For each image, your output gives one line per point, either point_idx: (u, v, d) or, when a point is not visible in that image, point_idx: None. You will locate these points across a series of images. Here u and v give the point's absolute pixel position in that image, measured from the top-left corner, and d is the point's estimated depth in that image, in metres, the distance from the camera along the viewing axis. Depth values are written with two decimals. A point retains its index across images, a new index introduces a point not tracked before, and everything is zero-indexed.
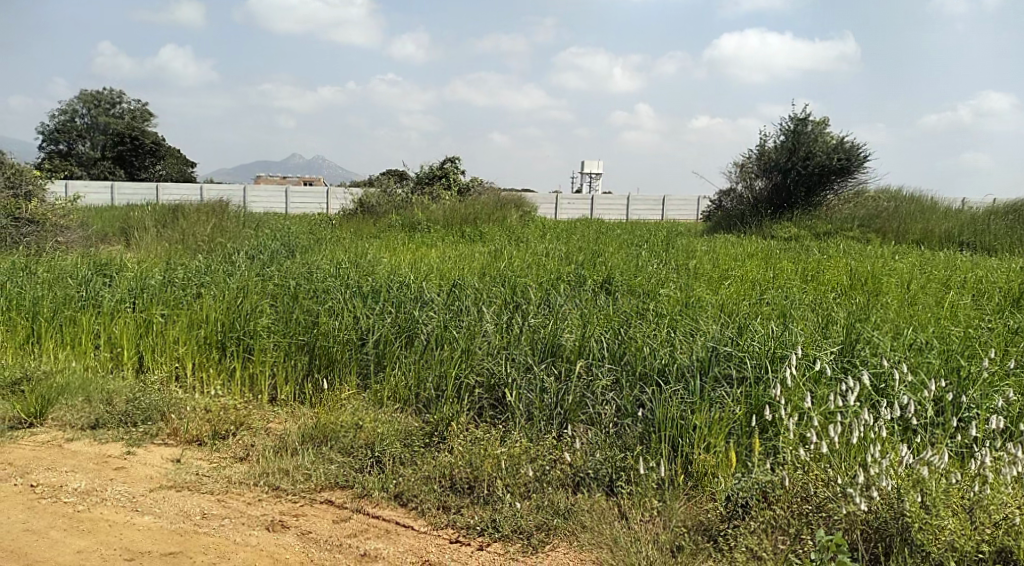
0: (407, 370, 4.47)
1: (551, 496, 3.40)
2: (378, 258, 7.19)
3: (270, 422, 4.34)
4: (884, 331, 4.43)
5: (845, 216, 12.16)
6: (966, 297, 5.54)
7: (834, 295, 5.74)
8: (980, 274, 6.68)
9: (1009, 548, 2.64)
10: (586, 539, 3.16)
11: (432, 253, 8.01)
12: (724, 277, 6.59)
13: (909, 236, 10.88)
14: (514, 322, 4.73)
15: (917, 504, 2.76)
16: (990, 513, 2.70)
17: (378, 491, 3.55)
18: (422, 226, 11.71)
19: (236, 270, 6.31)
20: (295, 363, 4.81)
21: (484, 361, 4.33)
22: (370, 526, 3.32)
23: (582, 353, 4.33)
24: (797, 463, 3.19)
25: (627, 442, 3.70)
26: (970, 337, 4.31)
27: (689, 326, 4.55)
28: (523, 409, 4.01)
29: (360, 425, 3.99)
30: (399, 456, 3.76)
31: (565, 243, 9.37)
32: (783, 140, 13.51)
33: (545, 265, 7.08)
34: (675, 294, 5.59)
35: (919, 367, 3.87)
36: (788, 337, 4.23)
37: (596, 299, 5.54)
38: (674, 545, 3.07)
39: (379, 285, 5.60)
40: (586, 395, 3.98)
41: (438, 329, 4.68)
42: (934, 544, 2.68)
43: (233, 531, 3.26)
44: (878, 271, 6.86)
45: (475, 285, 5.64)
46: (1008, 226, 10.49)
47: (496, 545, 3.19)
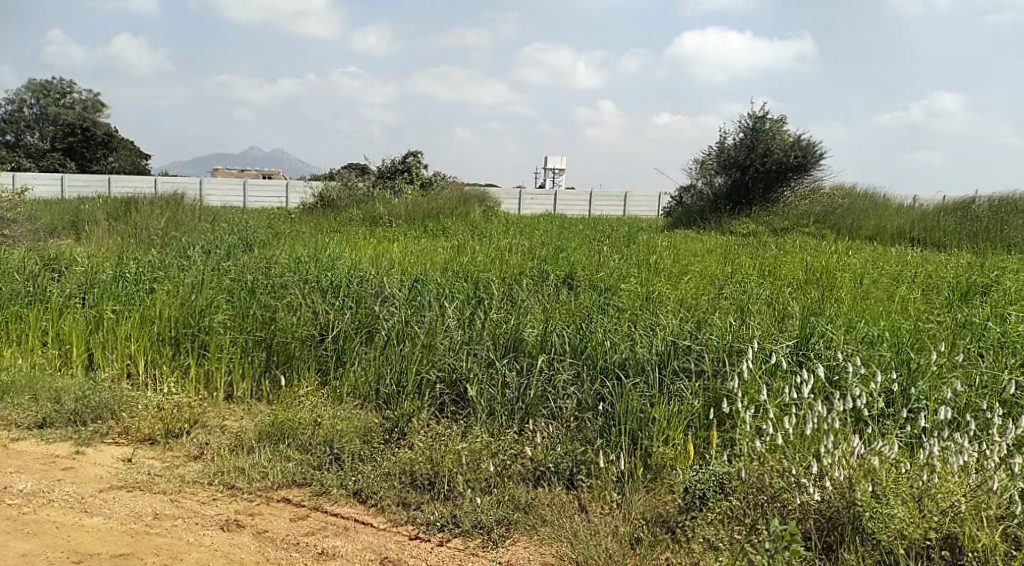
0: (367, 366, 4.42)
1: (512, 491, 3.39)
2: (339, 253, 7.10)
3: (226, 420, 4.25)
4: (838, 324, 4.53)
5: (801, 212, 12.41)
6: (916, 292, 5.69)
7: (790, 289, 5.85)
8: (929, 269, 6.86)
9: (956, 535, 2.70)
10: (546, 533, 3.16)
11: (393, 248, 7.94)
12: (683, 273, 6.65)
13: (862, 232, 11.17)
14: (476, 316, 4.71)
15: (868, 493, 2.82)
16: (936, 502, 2.76)
17: (336, 488, 3.50)
18: (384, 220, 11.60)
19: (191, 264, 6.17)
20: (252, 360, 4.72)
21: (445, 356, 4.30)
22: (328, 524, 3.28)
23: (544, 347, 4.33)
24: (754, 454, 3.25)
25: (588, 435, 3.72)
26: (920, 331, 4.44)
27: (649, 320, 4.58)
28: (485, 405, 3.99)
29: (319, 422, 3.92)
30: (358, 452, 3.72)
31: (529, 238, 9.38)
32: (742, 138, 13.71)
33: (508, 260, 7.08)
34: (635, 289, 5.64)
35: (871, 359, 3.98)
36: (746, 331, 4.29)
37: (558, 293, 5.55)
38: (633, 537, 3.10)
39: (339, 280, 5.53)
40: (547, 389, 3.98)
41: (399, 324, 4.64)
42: (884, 532, 2.74)
43: (186, 531, 3.19)
44: (832, 266, 7.02)
45: (438, 280, 5.61)
46: (958, 221, 10.80)
47: (456, 541, 3.17)
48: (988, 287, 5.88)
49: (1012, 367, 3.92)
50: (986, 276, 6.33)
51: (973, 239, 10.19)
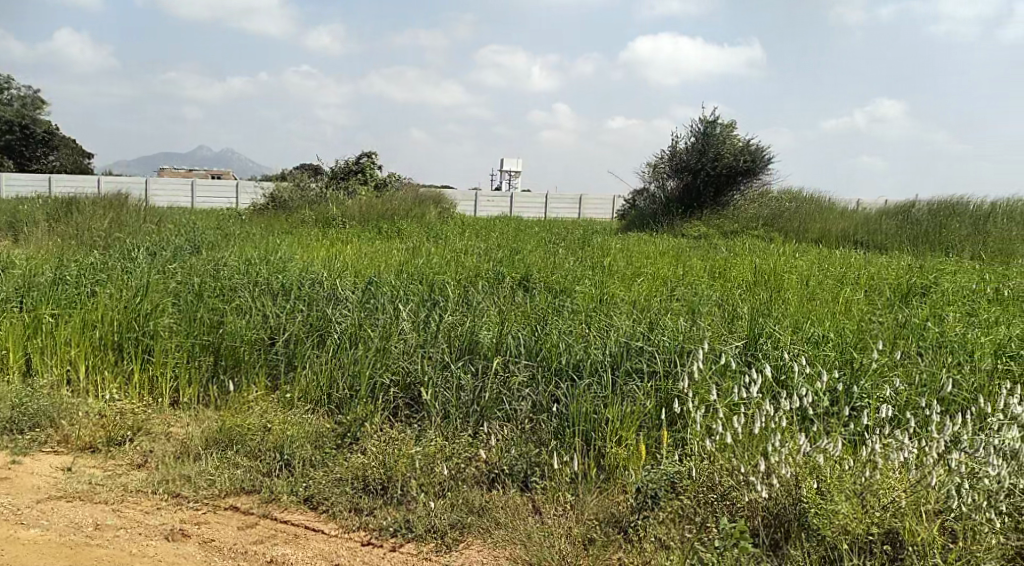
0: (318, 370, 4.34)
1: (466, 494, 3.38)
2: (290, 255, 6.97)
3: (171, 427, 4.13)
4: (785, 325, 4.64)
5: (750, 215, 12.70)
6: (860, 293, 5.86)
7: (740, 291, 5.96)
8: (872, 271, 7.08)
9: (897, 529, 2.78)
10: (500, 536, 3.16)
11: (346, 250, 7.84)
12: (637, 275, 6.73)
13: (808, 235, 11.49)
14: (431, 319, 4.68)
15: (813, 490, 2.90)
16: (878, 497, 2.83)
17: (287, 495, 3.44)
18: (337, 222, 11.45)
19: (136, 266, 5.99)
20: (199, 364, 4.60)
21: (399, 359, 4.26)
22: (277, 532, 3.22)
23: (498, 350, 4.32)
24: (704, 454, 3.31)
25: (542, 437, 3.74)
26: (862, 331, 4.57)
27: (603, 321, 4.63)
28: (439, 408, 3.97)
29: (268, 427, 3.84)
30: (309, 458, 3.65)
31: (484, 240, 9.36)
32: (694, 142, 13.95)
33: (464, 262, 7.05)
34: (589, 291, 5.68)
35: (817, 359, 4.08)
36: (697, 332, 4.36)
37: (513, 296, 5.55)
38: (586, 538, 3.11)
39: (290, 283, 5.44)
40: (502, 391, 3.98)
41: (351, 327, 4.59)
42: (829, 527, 2.79)
43: (129, 542, 3.10)
44: (780, 268, 7.19)
45: (392, 282, 5.55)
46: (899, 224, 11.17)
47: (409, 546, 3.15)
48: (927, 288, 6.10)
49: (949, 365, 4.06)
50: (925, 278, 6.56)
51: (913, 242, 10.56)
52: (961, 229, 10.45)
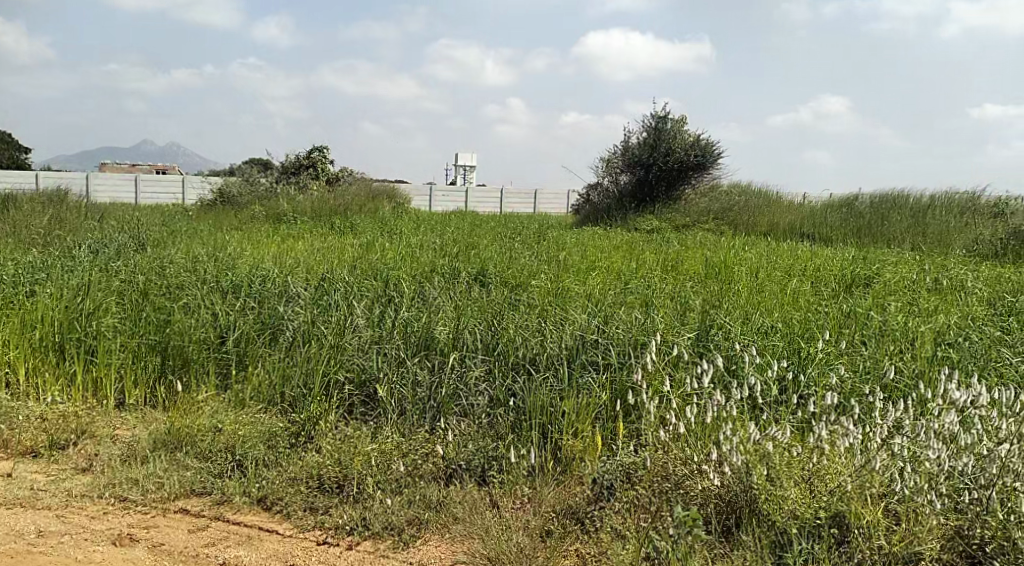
0: (271, 368, 4.26)
1: (423, 490, 3.35)
2: (240, 252, 6.85)
3: (117, 429, 4.01)
4: (736, 316, 4.75)
5: (701, 209, 12.92)
6: (806, 284, 6.03)
7: (691, 283, 6.07)
8: (818, 262, 7.29)
9: (843, 513, 2.84)
10: (458, 531, 3.15)
11: (298, 246, 7.73)
12: (591, 268, 6.80)
13: (757, 229, 11.77)
14: (386, 315, 4.66)
15: (763, 477, 2.96)
16: (825, 482, 2.92)
17: (239, 496, 3.37)
18: (289, 217, 11.25)
19: (77, 264, 5.79)
20: (146, 365, 4.47)
21: (354, 356, 4.22)
22: (229, 534, 3.16)
23: (455, 345, 4.30)
24: (658, 444, 3.38)
25: (500, 431, 3.74)
26: (809, 321, 4.70)
27: (559, 315, 4.66)
28: (395, 405, 3.95)
29: (220, 428, 3.76)
30: (262, 458, 3.58)
31: (439, 236, 9.34)
32: (646, 137, 14.13)
33: (419, 257, 7.02)
34: (545, 285, 5.72)
35: (765, 349, 4.19)
36: (650, 324, 4.44)
37: (469, 290, 5.55)
38: (543, 530, 3.12)
39: (240, 281, 5.34)
40: (459, 386, 3.96)
41: (305, 325, 4.54)
42: (779, 512, 2.88)
43: (74, 549, 3.01)
44: (730, 260, 7.35)
45: (346, 279, 5.50)
46: (844, 216, 11.50)
47: (366, 544, 3.12)
48: (869, 279, 6.30)
49: (891, 354, 4.20)
50: (869, 269, 6.79)
51: (857, 235, 10.89)
52: (902, 221, 10.80)
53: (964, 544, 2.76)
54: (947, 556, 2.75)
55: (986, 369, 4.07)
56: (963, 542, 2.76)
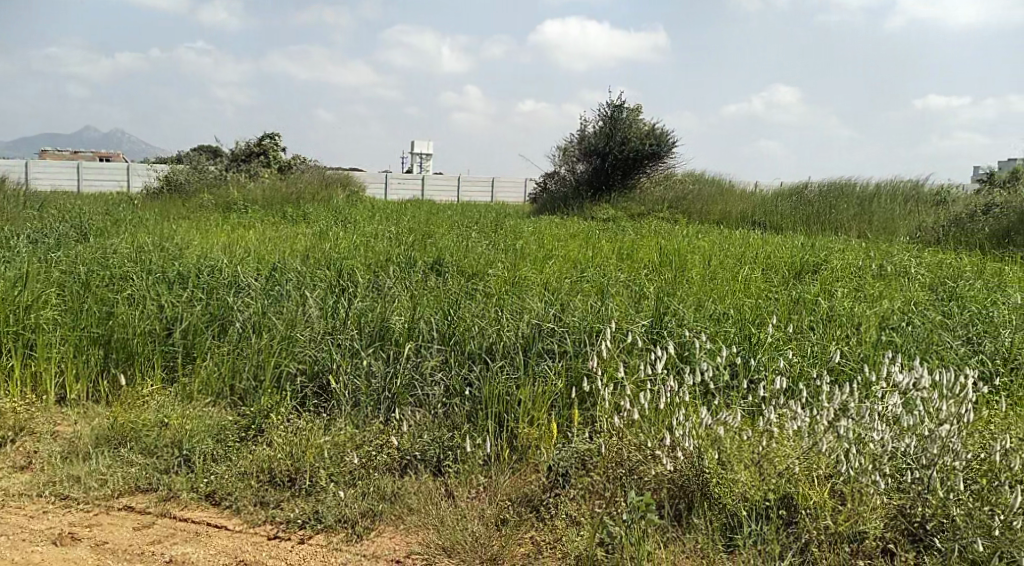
0: (220, 361, 4.15)
1: (377, 482, 3.31)
2: (188, 241, 6.66)
3: (58, 426, 3.87)
4: (689, 303, 4.80)
5: (656, 198, 13.07)
6: (757, 271, 6.14)
7: (646, 271, 6.11)
8: (770, 250, 7.42)
9: (791, 494, 2.94)
10: (412, 522, 3.13)
11: (249, 235, 7.57)
12: (547, 257, 6.80)
13: (710, 217, 11.96)
14: (340, 305, 4.59)
15: (714, 460, 3.02)
16: (774, 465, 2.97)
17: (186, 492, 3.29)
18: (240, 206, 10.99)
19: (14, 255, 5.57)
20: (88, 359, 4.32)
21: (306, 348, 4.14)
22: (176, 531, 3.08)
23: (410, 335, 4.26)
24: (613, 430, 3.40)
25: (456, 421, 3.72)
26: (759, 307, 4.78)
27: (515, 304, 4.65)
28: (349, 397, 3.88)
29: (166, 423, 3.66)
30: (210, 453, 3.49)
31: (395, 225, 9.23)
32: (602, 126, 14.19)
33: (374, 246, 6.92)
34: (501, 274, 5.70)
35: (717, 336, 4.25)
36: (606, 312, 4.47)
37: (425, 280, 5.50)
38: (498, 518, 3.11)
39: (187, 271, 5.20)
40: (414, 377, 3.93)
41: (255, 316, 4.44)
42: (729, 495, 2.95)
43: (11, 550, 2.90)
44: (684, 248, 7.43)
45: (298, 268, 5.39)
46: (794, 204, 11.75)
47: (318, 537, 3.07)
48: (818, 266, 6.44)
49: (837, 339, 4.30)
50: (818, 256, 6.93)
51: (806, 223, 11.14)
52: (849, 209, 11.08)
53: (906, 522, 2.84)
54: (890, 534, 2.83)
55: (928, 352, 4.20)
56: (905, 521, 2.84)
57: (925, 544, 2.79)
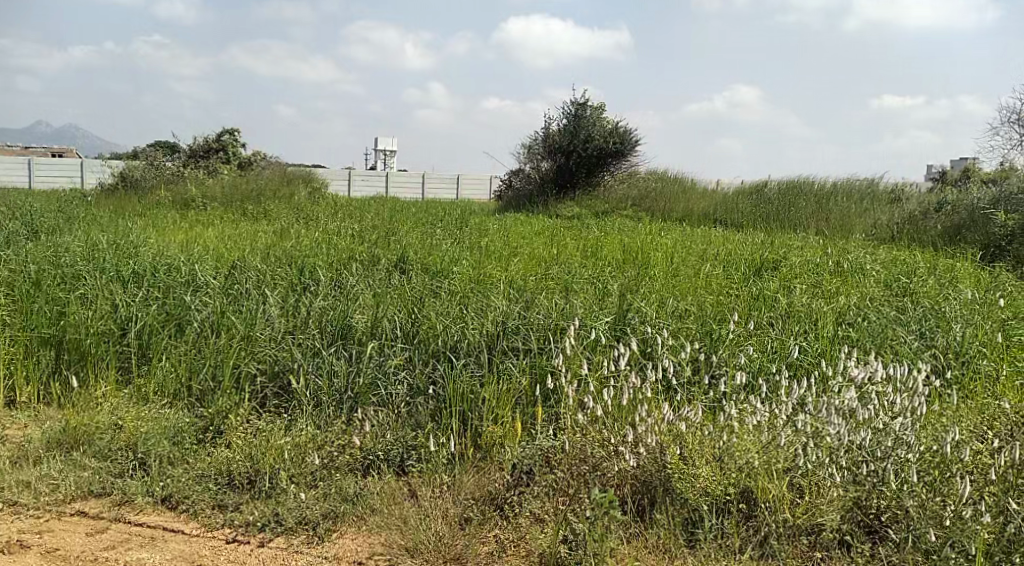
0: (177, 361, 4.06)
1: (339, 483, 3.27)
2: (144, 239, 6.51)
3: (7, 429, 3.75)
4: (652, 299, 4.84)
5: (619, 196, 13.18)
6: (719, 268, 6.22)
7: (610, 268, 6.15)
8: (731, 247, 7.53)
9: (751, 488, 2.97)
10: (374, 522, 3.09)
11: (208, 232, 7.43)
12: (512, 254, 6.80)
13: (672, 215, 12.10)
14: (301, 303, 4.52)
15: (676, 456, 3.06)
16: (734, 458, 3.02)
17: (142, 496, 3.21)
18: (198, 203, 10.78)
19: None
20: (39, 360, 4.19)
21: (266, 347, 4.07)
22: (131, 536, 3.01)
23: (373, 333, 4.21)
24: (576, 427, 3.41)
25: (419, 420, 3.70)
26: (720, 304, 4.85)
27: (479, 301, 4.64)
28: (310, 397, 3.82)
29: (120, 425, 3.57)
30: (166, 455, 3.41)
31: (358, 222, 9.14)
32: (566, 124, 14.23)
33: (336, 244, 6.85)
34: (466, 271, 5.69)
35: (679, 332, 4.30)
36: (570, 309, 4.48)
37: (389, 277, 5.45)
38: (462, 517, 3.10)
39: (143, 270, 5.08)
40: (377, 376, 3.88)
41: (214, 315, 4.36)
42: (691, 490, 2.98)
43: None
44: (648, 246, 7.50)
45: (259, 266, 5.31)
46: (754, 202, 11.93)
47: (279, 540, 3.02)
48: (777, 263, 6.55)
49: (796, 335, 4.38)
50: (777, 253, 7.05)
51: (765, 220, 11.33)
52: (807, 207, 11.29)
53: (862, 514, 2.89)
54: (847, 526, 2.87)
55: (883, 347, 4.30)
56: (861, 513, 2.89)
57: (880, 536, 2.86)
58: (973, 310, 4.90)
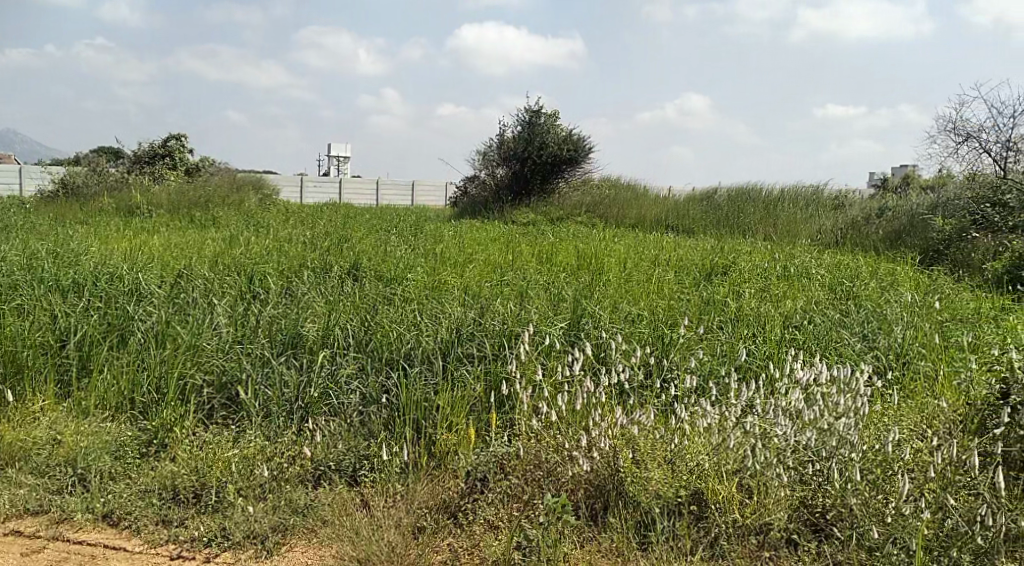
0: (119, 373, 3.93)
1: (289, 494, 3.20)
2: (85, 247, 6.31)
3: None
4: (605, 304, 4.89)
5: (574, 203, 13.29)
6: (670, 273, 6.31)
7: (564, 274, 6.19)
8: (682, 252, 7.65)
9: (701, 490, 3.03)
10: (325, 534, 3.04)
11: (153, 240, 7.24)
12: (467, 261, 6.78)
13: (626, 221, 12.28)
14: (250, 312, 4.43)
15: (629, 460, 3.11)
16: (685, 461, 3.08)
17: (81, 513, 3.10)
18: (143, 211, 10.50)
19: None
20: None
21: (213, 358, 3.98)
22: (70, 554, 2.90)
23: (325, 342, 4.15)
24: (531, 433, 3.42)
25: (372, 429, 3.65)
26: (672, 309, 4.92)
27: (434, 308, 4.61)
28: (260, 408, 3.73)
29: (59, 440, 3.45)
30: (108, 470, 3.30)
31: (310, 228, 9.00)
32: (520, 131, 14.30)
33: (287, 251, 6.75)
34: (420, 278, 5.65)
35: (632, 336, 4.35)
36: (525, 315, 4.49)
37: (341, 285, 5.39)
38: (415, 527, 3.06)
39: (84, 279, 4.92)
40: (329, 385, 3.82)
41: (158, 325, 4.23)
42: (644, 493, 3.01)
43: None
44: (601, 252, 7.57)
45: (206, 275, 5.19)
46: (705, 208, 12.16)
47: (225, 555, 2.95)
48: (727, 268, 6.68)
49: (745, 338, 4.46)
50: (727, 258, 7.19)
51: (716, 226, 11.57)
52: (755, 213, 11.56)
53: (808, 513, 2.95)
54: (795, 525, 2.93)
55: (828, 349, 4.42)
56: (807, 511, 2.96)
57: (826, 533, 2.91)
58: (913, 312, 5.07)
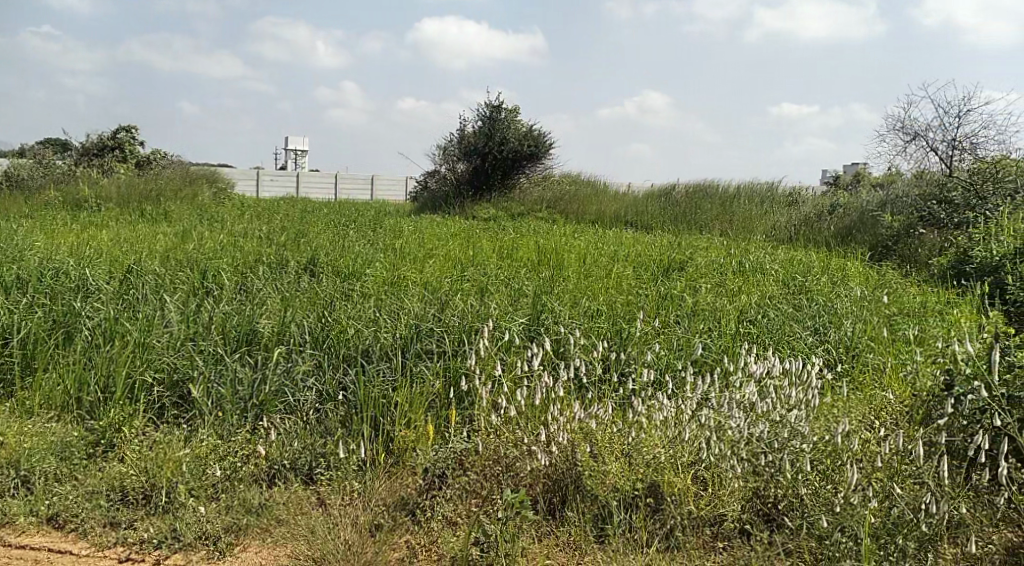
0: (65, 372, 3.81)
1: (243, 494, 3.14)
2: (28, 242, 6.09)
3: None
4: (564, 300, 4.91)
5: (534, 199, 13.30)
6: (629, 269, 6.37)
7: (524, 270, 6.19)
8: (640, 248, 7.72)
9: (658, 482, 3.05)
10: (279, 534, 2.99)
11: (101, 235, 7.02)
12: (427, 256, 6.75)
13: (585, 217, 12.34)
14: (203, 309, 4.33)
15: (587, 453, 3.13)
16: (643, 454, 3.11)
17: (25, 516, 3.00)
18: (91, 205, 10.17)
19: None
20: None
21: (164, 356, 3.88)
22: (12, 559, 2.81)
23: (280, 338, 4.08)
24: (490, 428, 3.41)
25: (329, 426, 3.60)
26: (630, 304, 4.97)
27: (393, 303, 4.57)
28: (212, 406, 3.65)
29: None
30: (53, 472, 3.20)
31: (266, 223, 8.84)
32: (481, 127, 14.25)
33: (242, 246, 6.61)
34: (379, 274, 5.59)
35: (591, 331, 4.37)
36: (484, 310, 4.48)
37: (298, 280, 5.30)
38: (372, 524, 3.03)
39: (26, 275, 4.74)
40: (285, 382, 3.76)
41: (106, 323, 4.11)
42: (601, 486, 3.05)
43: None
44: (561, 247, 7.59)
45: (157, 270, 5.05)
46: (663, 204, 12.29)
47: (176, 557, 2.88)
48: (684, 263, 6.76)
49: (701, 332, 4.52)
50: (684, 253, 7.28)
51: (674, 222, 11.72)
52: (713, 210, 11.73)
53: (761, 503, 3.00)
54: (748, 515, 2.98)
55: (781, 343, 4.51)
56: (760, 502, 3.00)
57: (778, 523, 2.97)
58: (862, 307, 5.20)
